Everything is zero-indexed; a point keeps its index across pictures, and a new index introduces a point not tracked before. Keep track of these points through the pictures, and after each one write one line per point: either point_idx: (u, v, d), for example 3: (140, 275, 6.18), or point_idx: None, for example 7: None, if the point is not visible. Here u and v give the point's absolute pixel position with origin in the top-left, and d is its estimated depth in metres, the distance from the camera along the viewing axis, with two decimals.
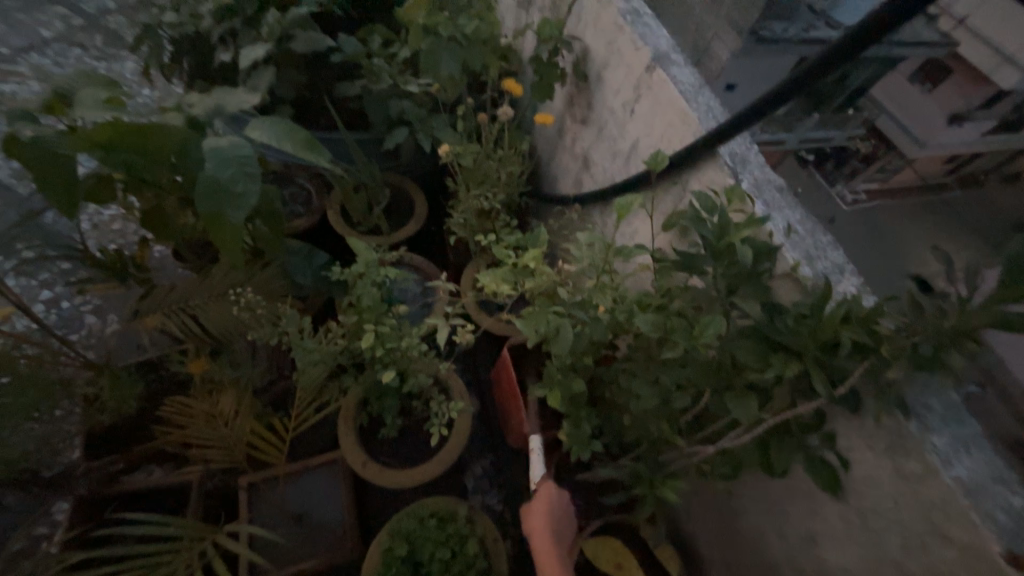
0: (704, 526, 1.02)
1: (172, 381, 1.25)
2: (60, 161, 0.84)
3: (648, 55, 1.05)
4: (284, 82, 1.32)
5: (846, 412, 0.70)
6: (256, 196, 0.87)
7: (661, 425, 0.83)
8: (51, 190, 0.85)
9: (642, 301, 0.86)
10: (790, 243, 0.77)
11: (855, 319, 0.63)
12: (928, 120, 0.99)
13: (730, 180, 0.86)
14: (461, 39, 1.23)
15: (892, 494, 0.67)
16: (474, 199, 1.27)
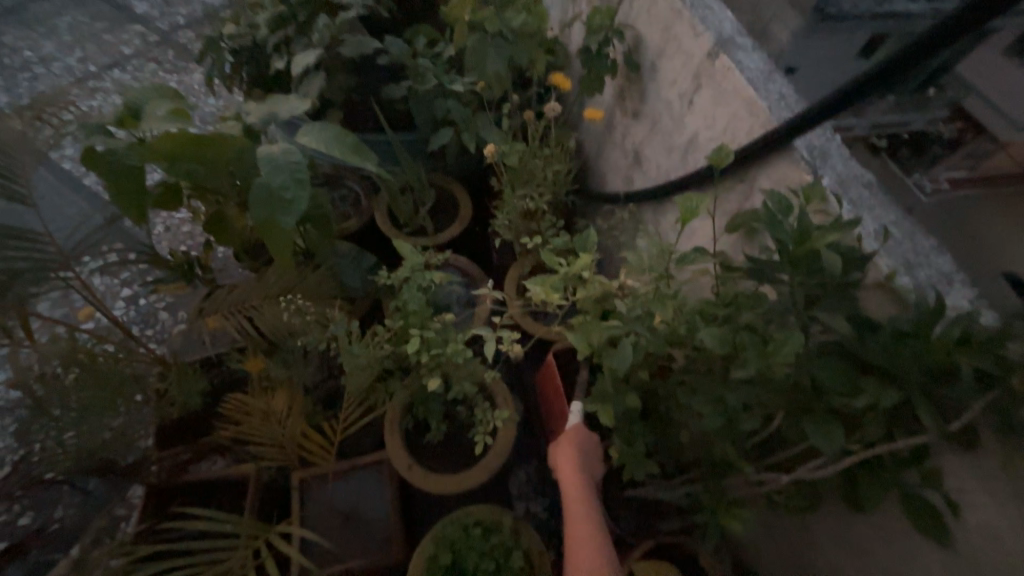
0: (771, 555, 0.93)
1: (231, 377, 1.30)
2: (133, 172, 0.87)
3: (710, 41, 0.96)
4: (334, 87, 1.34)
5: (958, 449, 0.60)
6: (306, 203, 0.87)
7: (726, 448, 0.76)
8: (123, 200, 0.89)
9: (705, 311, 0.78)
10: (885, 249, 0.67)
11: (976, 343, 0.53)
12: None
13: (809, 177, 0.77)
14: (508, 35, 1.20)
15: (1015, 548, 0.57)
16: (519, 200, 1.23)
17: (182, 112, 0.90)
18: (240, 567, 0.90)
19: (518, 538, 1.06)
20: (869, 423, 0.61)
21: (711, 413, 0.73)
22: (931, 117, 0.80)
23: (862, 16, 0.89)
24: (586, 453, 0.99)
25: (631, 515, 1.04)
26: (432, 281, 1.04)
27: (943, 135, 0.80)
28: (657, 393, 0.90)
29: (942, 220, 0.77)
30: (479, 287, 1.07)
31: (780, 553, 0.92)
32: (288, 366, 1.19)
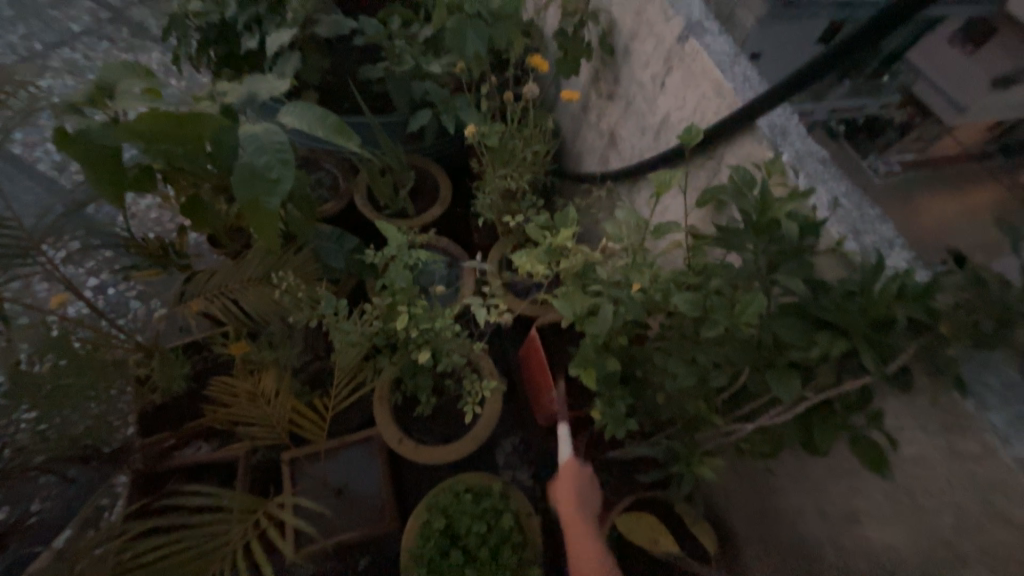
0: (741, 502, 1.03)
1: (215, 362, 1.30)
2: (109, 154, 0.86)
3: (680, 25, 1.00)
4: (309, 67, 1.32)
5: (897, 390, 0.68)
6: (291, 182, 0.87)
7: (698, 404, 0.83)
8: (99, 183, 0.87)
9: (678, 280, 0.84)
10: (836, 217, 0.75)
11: (911, 296, 0.60)
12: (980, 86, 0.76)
13: (770, 153, 0.83)
14: (487, 16, 1.21)
15: (943, 474, 0.65)
16: (500, 179, 1.26)
17: (155, 91, 0.88)
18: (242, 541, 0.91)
19: (508, 503, 1.12)
20: (822, 371, 0.69)
21: (685, 371, 0.80)
22: (884, 102, 0.86)
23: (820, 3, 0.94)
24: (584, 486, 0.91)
25: (613, 475, 1.12)
26: (418, 259, 1.07)
27: (895, 121, 0.85)
28: (635, 359, 0.97)
29: (893, 202, 0.84)
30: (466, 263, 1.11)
31: (747, 500, 1.01)
32: (274, 348, 1.19)
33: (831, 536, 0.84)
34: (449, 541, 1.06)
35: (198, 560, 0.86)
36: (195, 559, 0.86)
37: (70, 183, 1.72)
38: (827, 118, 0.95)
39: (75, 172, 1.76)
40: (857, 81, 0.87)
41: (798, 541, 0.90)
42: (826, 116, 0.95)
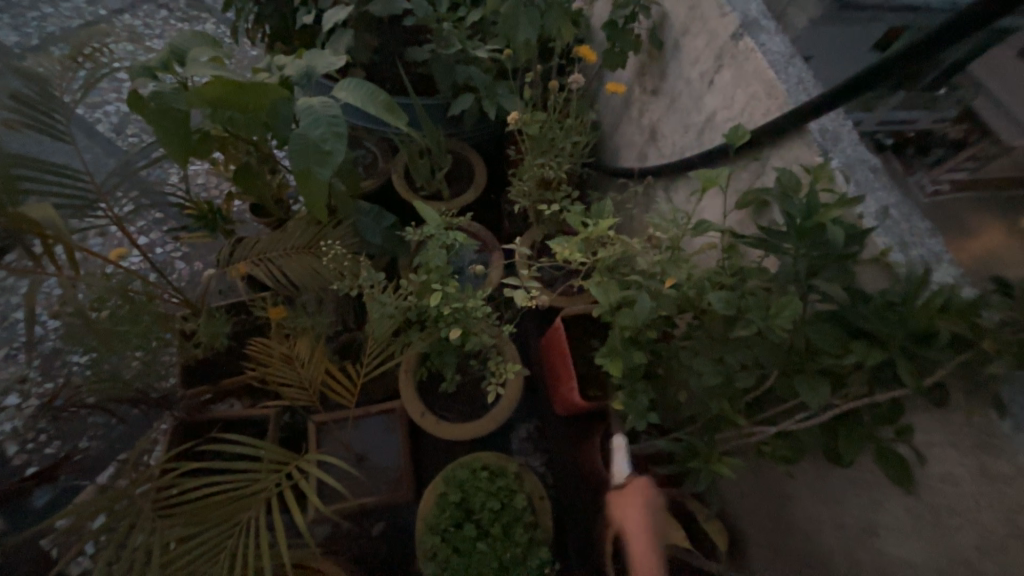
0: (755, 508, 1.03)
1: (254, 324, 1.37)
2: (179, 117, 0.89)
3: (736, 22, 0.99)
4: (359, 45, 1.35)
5: (929, 406, 0.68)
6: (342, 156, 0.90)
7: (722, 404, 0.84)
8: (169, 145, 0.91)
9: (713, 279, 0.85)
10: (883, 227, 0.73)
11: (954, 311, 0.60)
12: None
13: (819, 157, 0.81)
14: (540, 3, 1.21)
15: (970, 493, 0.64)
16: (537, 167, 1.27)
17: (222, 60, 0.93)
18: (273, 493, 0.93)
19: (522, 484, 1.15)
20: (853, 380, 0.69)
21: (712, 369, 0.80)
22: (936, 117, 0.82)
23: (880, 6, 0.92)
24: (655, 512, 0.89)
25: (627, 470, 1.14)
26: (454, 240, 1.10)
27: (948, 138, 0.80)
28: (661, 355, 0.97)
29: (941, 223, 0.79)
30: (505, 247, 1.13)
31: (759, 505, 1.02)
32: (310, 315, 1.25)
33: (845, 547, 0.84)
34: (463, 514, 1.11)
35: (234, 503, 0.90)
36: (231, 503, 0.90)
37: (126, 145, 1.81)
38: (872, 131, 0.90)
39: (131, 135, 1.84)
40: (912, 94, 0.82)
41: (810, 550, 0.90)
42: (874, 127, 0.89)
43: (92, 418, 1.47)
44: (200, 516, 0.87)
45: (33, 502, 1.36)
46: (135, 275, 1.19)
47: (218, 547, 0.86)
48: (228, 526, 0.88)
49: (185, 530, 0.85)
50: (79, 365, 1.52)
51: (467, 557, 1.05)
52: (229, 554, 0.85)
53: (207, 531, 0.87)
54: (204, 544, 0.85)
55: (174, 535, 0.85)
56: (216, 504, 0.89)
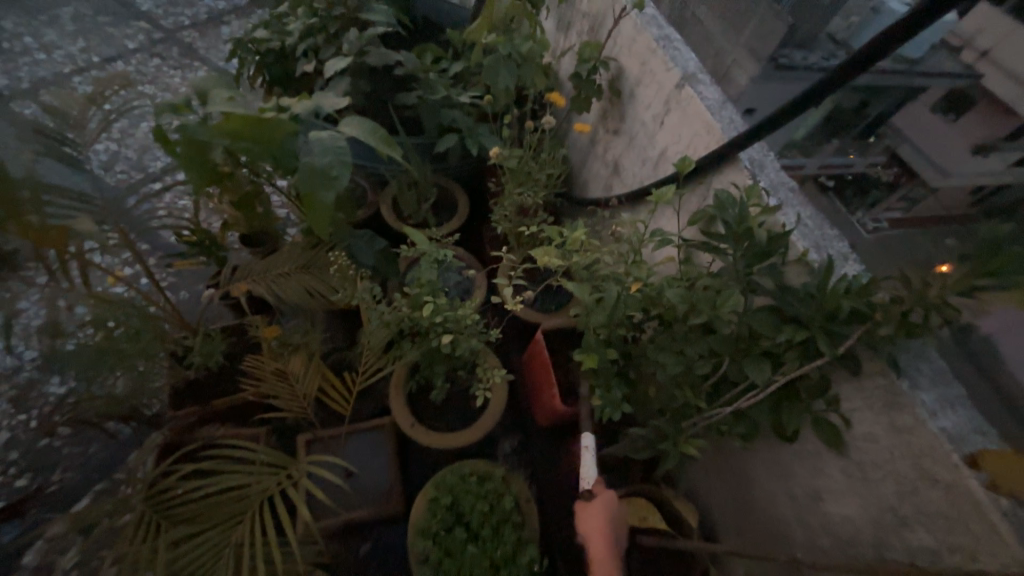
0: (722, 496, 1.13)
1: (247, 345, 1.41)
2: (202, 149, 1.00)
3: (678, 75, 1.20)
4: (354, 91, 1.51)
5: (849, 377, 0.82)
6: (347, 181, 1.02)
7: (685, 390, 0.96)
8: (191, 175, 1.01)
9: (671, 281, 0.99)
10: (801, 233, 0.91)
11: (855, 292, 0.75)
12: (955, 149, 0.77)
13: (750, 180, 1.00)
14: (517, 57, 1.41)
15: (887, 446, 0.78)
16: (516, 195, 1.42)
17: (238, 100, 1.05)
18: (273, 494, 0.96)
19: (509, 488, 1.20)
20: (788, 356, 0.83)
21: (674, 358, 0.93)
22: (871, 162, 0.92)
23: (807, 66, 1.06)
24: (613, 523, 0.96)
25: (606, 471, 1.22)
26: (444, 257, 1.22)
27: (882, 180, 0.90)
28: (631, 354, 1.10)
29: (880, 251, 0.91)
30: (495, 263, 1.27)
31: (725, 491, 1.12)
32: (305, 333, 1.31)
33: (798, 516, 0.94)
34: (453, 518, 1.15)
35: (236, 503, 0.93)
36: (234, 503, 0.93)
37: (115, 180, 1.86)
38: (817, 173, 1.05)
39: (120, 172, 1.90)
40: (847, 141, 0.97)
41: (771, 525, 1.00)
42: (816, 170, 1.06)
43: (67, 448, 1.43)
44: (205, 516, 0.91)
45: None
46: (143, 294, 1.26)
47: (223, 545, 0.89)
48: (231, 524, 0.91)
49: (191, 529, 0.89)
50: (55, 395, 1.49)
51: (458, 558, 1.09)
52: (233, 551, 0.88)
53: (212, 530, 0.90)
54: (208, 542, 0.88)
55: (180, 533, 0.89)
56: (219, 504, 0.92)
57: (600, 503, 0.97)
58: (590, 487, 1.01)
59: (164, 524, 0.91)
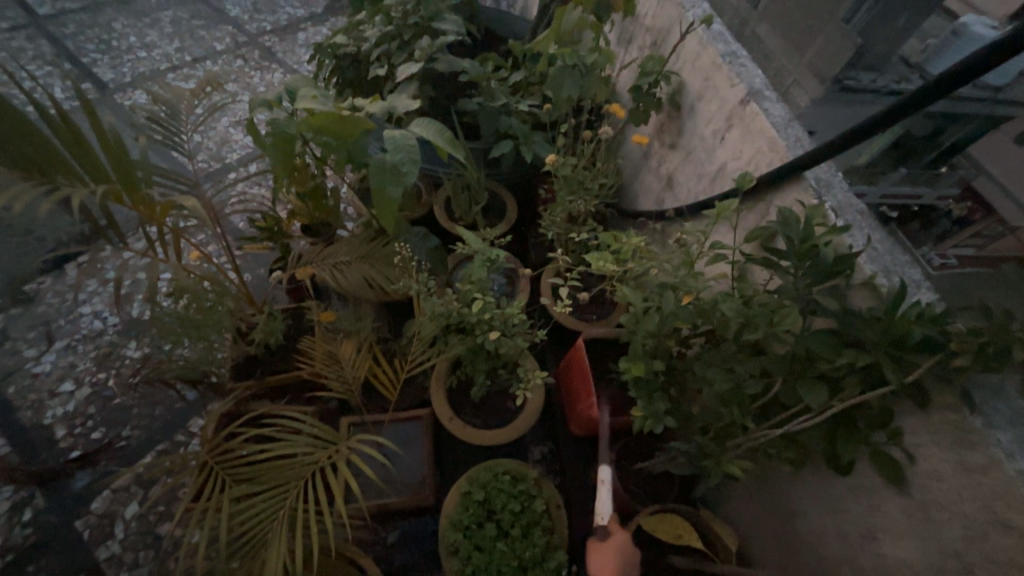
0: (764, 526, 1.09)
1: (302, 328, 1.50)
2: (289, 140, 1.09)
3: (743, 91, 1.19)
4: (421, 95, 1.59)
5: (914, 409, 0.79)
6: (415, 177, 1.08)
7: (732, 409, 0.94)
8: (277, 164, 1.11)
9: (725, 295, 0.98)
10: (869, 256, 0.88)
11: (928, 319, 0.72)
12: None
13: (815, 199, 0.97)
14: (581, 68, 1.44)
15: (953, 486, 0.74)
16: (568, 201, 1.43)
17: (321, 98, 1.14)
18: (322, 466, 1.01)
19: (541, 491, 1.21)
20: (848, 382, 0.80)
21: (723, 374, 0.91)
22: (942, 194, 0.95)
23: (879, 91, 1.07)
24: (625, 572, 0.88)
25: (639, 486, 1.20)
26: (496, 257, 1.26)
27: (952, 214, 0.94)
28: (676, 368, 1.09)
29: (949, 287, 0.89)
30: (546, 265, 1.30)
31: (768, 521, 1.08)
32: (356, 321, 1.38)
33: (849, 556, 0.90)
34: (484, 514, 1.16)
35: (291, 470, 0.99)
36: (288, 469, 0.99)
37: (196, 168, 2.03)
38: (878, 202, 1.02)
39: (201, 160, 2.07)
40: (914, 170, 0.98)
41: (817, 562, 0.96)
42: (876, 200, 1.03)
43: (136, 407, 1.56)
44: (263, 479, 0.98)
45: (73, 483, 1.43)
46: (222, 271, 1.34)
47: (277, 507, 0.96)
48: (286, 489, 0.97)
49: (250, 488, 0.96)
50: (131, 358, 1.63)
51: (487, 554, 1.10)
52: (287, 513, 0.95)
53: (268, 492, 0.96)
54: (265, 503, 0.95)
55: (241, 491, 0.95)
56: (276, 469, 0.99)
57: (611, 546, 0.90)
58: (603, 526, 0.93)
59: (227, 480, 0.98)
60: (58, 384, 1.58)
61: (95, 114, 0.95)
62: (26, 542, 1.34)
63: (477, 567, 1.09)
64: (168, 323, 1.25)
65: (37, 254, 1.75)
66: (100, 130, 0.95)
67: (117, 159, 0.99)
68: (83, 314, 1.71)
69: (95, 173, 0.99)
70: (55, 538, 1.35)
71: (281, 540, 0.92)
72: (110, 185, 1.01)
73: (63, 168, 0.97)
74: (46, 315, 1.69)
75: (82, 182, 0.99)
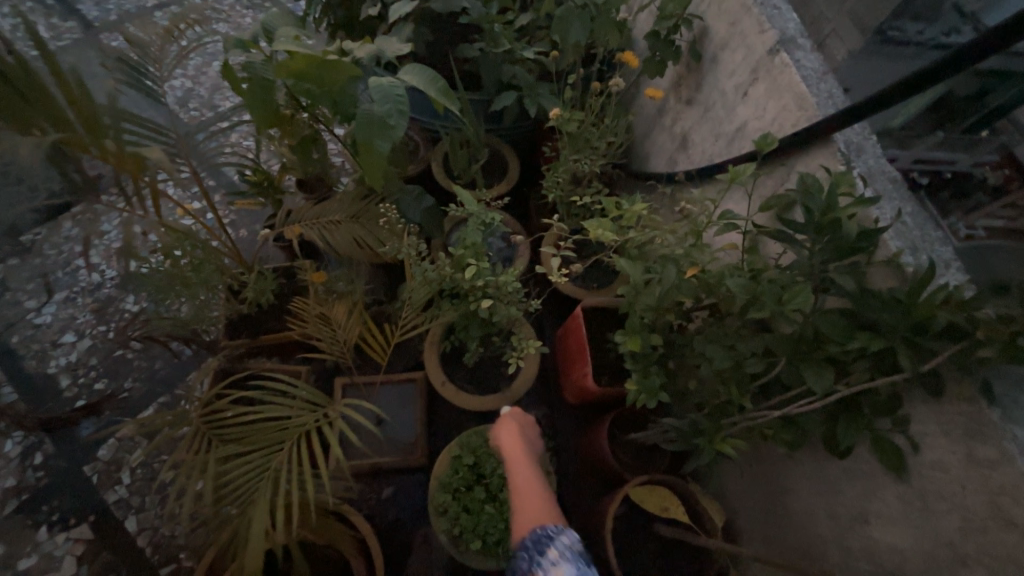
0: (753, 501, 1.08)
1: (296, 287, 1.47)
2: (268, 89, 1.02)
3: (773, 39, 1.05)
4: (416, 38, 1.46)
5: (925, 397, 0.74)
6: (403, 131, 1.00)
7: (730, 387, 0.89)
8: (259, 116, 1.04)
9: (733, 269, 0.91)
10: (896, 232, 0.80)
11: (955, 304, 0.66)
12: None
13: (842, 165, 0.88)
14: (593, 9, 1.30)
15: (958, 478, 0.70)
16: (572, 160, 1.33)
17: (303, 40, 1.04)
18: (310, 430, 1.01)
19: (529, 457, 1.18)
20: (856, 367, 0.75)
21: (722, 353, 0.86)
22: (978, 160, 0.87)
23: (924, 45, 0.94)
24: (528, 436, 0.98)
25: (630, 456, 1.19)
26: (492, 220, 1.18)
27: (987, 183, 0.85)
28: (675, 343, 1.04)
29: (972, 263, 0.80)
30: (546, 229, 1.23)
31: (758, 497, 1.07)
32: (350, 282, 1.34)
33: (837, 537, 0.88)
34: (474, 477, 1.17)
35: (277, 433, 0.99)
36: (275, 432, 0.99)
37: (187, 117, 1.94)
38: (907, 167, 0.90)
39: (193, 108, 1.97)
40: (952, 134, 0.89)
41: (804, 541, 0.95)
42: (907, 164, 0.92)
43: (136, 361, 1.58)
44: (249, 440, 0.98)
45: (79, 431, 1.47)
46: (209, 228, 1.30)
47: (263, 467, 0.96)
48: (272, 451, 0.97)
49: (237, 450, 0.96)
50: (129, 312, 1.63)
51: (475, 516, 1.11)
52: (273, 474, 0.95)
53: (254, 453, 0.96)
54: (252, 463, 0.95)
55: (228, 452, 0.95)
56: (263, 431, 0.99)
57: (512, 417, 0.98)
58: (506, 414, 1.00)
59: (213, 441, 0.98)
60: (60, 335, 1.59)
61: (52, 54, 0.87)
62: (37, 484, 1.40)
63: (464, 528, 1.10)
64: (157, 280, 1.23)
65: (29, 203, 1.71)
66: (57, 72, 0.88)
67: (81, 106, 0.93)
68: (81, 266, 1.70)
69: (58, 122, 0.92)
70: (64, 481, 1.41)
71: (265, 498, 0.92)
72: (75, 135, 0.95)
73: (20, 116, 0.90)
74: (43, 266, 1.68)
75: (45, 132, 0.92)
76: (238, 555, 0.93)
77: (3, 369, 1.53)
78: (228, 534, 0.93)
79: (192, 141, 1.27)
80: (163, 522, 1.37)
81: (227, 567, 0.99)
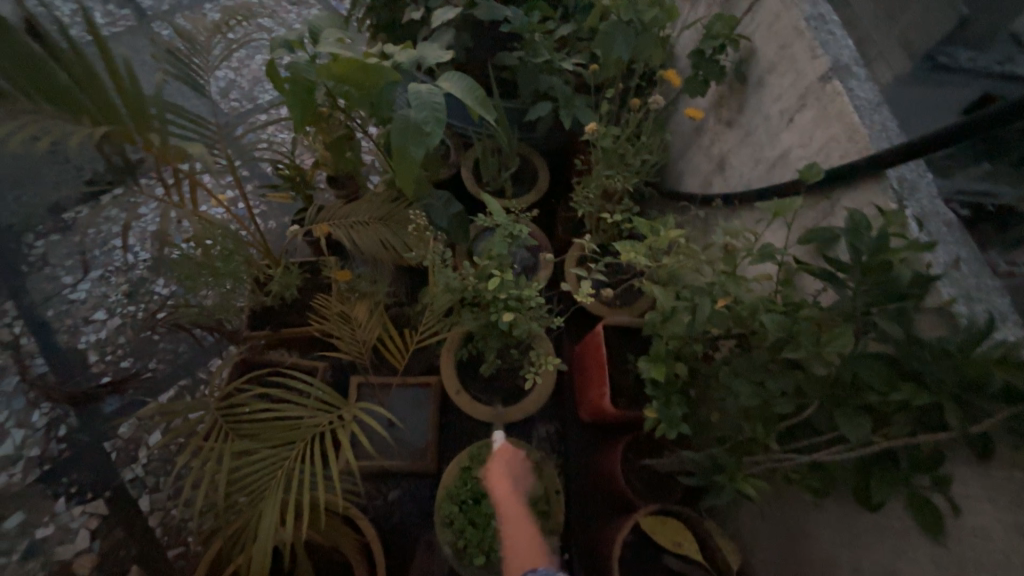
0: (770, 543, 1.04)
1: (319, 283, 1.48)
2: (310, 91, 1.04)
3: (825, 65, 1.01)
4: (457, 44, 1.48)
5: (971, 458, 0.69)
6: (438, 139, 0.99)
7: (756, 425, 0.86)
8: (299, 116, 1.06)
9: (768, 303, 0.88)
10: (949, 278, 0.75)
11: (1013, 364, 0.61)
12: None
13: (893, 203, 0.84)
14: (637, 25, 1.27)
15: (1004, 550, 0.66)
16: (604, 176, 1.31)
17: (346, 43, 1.04)
18: (324, 431, 1.01)
19: (540, 475, 1.16)
20: (898, 420, 0.71)
21: (751, 391, 0.83)
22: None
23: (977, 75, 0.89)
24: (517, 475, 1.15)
25: (643, 483, 1.16)
26: (519, 233, 1.17)
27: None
28: (699, 373, 1.01)
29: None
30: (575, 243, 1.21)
31: (776, 540, 1.03)
32: (373, 283, 1.34)
33: None
34: (483, 491, 1.15)
35: (291, 431, 0.99)
36: (290, 430, 0.99)
37: (227, 107, 1.99)
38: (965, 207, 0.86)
39: (234, 100, 2.02)
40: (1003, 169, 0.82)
41: None
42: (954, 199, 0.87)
43: (162, 343, 1.62)
44: (264, 436, 0.98)
45: (104, 407, 1.51)
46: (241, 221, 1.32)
47: (276, 465, 0.96)
48: (285, 449, 0.97)
49: (251, 445, 0.96)
50: (159, 294, 1.68)
51: (481, 531, 1.09)
52: (285, 472, 0.95)
53: (268, 450, 0.97)
54: (265, 460, 0.96)
55: (243, 447, 0.96)
56: (280, 428, 0.99)
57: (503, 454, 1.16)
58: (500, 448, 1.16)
59: (229, 434, 0.99)
60: (92, 312, 1.64)
61: (106, 47, 0.90)
62: (60, 456, 1.44)
63: (470, 542, 1.08)
64: (187, 268, 1.26)
65: (74, 183, 1.78)
66: (109, 64, 0.91)
67: (130, 98, 0.96)
68: (117, 247, 1.75)
69: (107, 112, 0.95)
70: (85, 455, 1.45)
71: (276, 496, 0.92)
72: (121, 125, 0.98)
73: (72, 104, 0.93)
74: (82, 244, 1.74)
75: (94, 121, 0.96)
76: (246, 549, 0.94)
77: (38, 341, 1.58)
78: (237, 528, 0.94)
79: (231, 133, 1.29)
80: (175, 504, 1.40)
81: (233, 559, 0.99)
